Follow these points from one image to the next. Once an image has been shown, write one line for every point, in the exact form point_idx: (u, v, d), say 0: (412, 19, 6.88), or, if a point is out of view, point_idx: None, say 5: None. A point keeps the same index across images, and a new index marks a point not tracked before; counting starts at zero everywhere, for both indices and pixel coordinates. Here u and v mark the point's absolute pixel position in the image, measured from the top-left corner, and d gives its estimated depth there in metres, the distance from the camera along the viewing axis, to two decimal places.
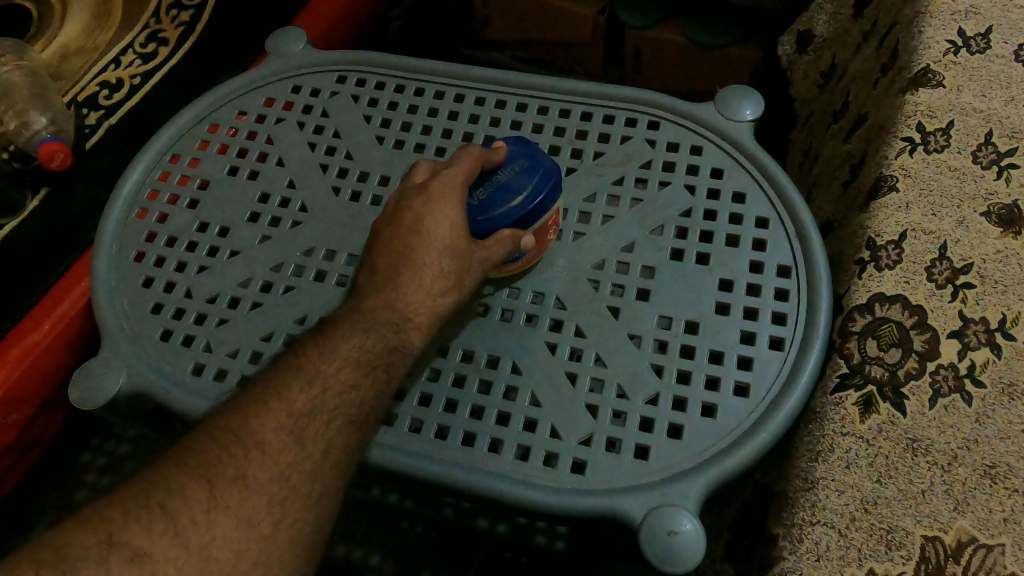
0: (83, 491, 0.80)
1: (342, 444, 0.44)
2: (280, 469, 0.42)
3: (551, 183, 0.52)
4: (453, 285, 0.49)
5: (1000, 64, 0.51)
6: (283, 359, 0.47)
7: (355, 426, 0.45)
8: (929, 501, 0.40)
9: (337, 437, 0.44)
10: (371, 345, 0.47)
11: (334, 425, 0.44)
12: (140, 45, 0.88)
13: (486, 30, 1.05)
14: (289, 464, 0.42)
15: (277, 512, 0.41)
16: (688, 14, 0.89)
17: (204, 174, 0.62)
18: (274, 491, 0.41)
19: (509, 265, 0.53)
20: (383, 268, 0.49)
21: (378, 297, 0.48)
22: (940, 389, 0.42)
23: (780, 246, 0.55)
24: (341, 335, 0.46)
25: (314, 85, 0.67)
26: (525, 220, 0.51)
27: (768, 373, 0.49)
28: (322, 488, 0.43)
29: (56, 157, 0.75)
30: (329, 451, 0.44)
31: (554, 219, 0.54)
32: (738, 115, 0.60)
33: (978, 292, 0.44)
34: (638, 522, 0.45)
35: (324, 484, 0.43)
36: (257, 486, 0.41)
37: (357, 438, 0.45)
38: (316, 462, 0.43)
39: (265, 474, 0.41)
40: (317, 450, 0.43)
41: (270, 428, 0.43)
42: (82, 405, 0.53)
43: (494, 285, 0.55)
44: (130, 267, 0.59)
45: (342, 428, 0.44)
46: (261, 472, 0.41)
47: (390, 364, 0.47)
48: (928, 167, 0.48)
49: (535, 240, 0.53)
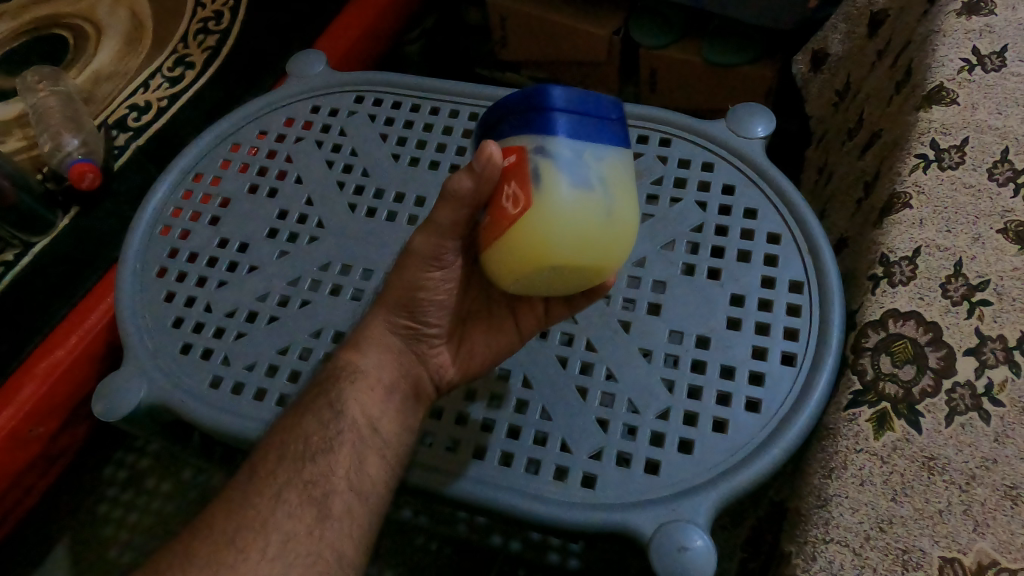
0: (106, 504, 0.81)
1: (366, 470, 0.45)
2: (306, 494, 0.43)
3: (494, 122, 0.44)
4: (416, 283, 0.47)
5: (1016, 82, 0.50)
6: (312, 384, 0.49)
7: (374, 451, 0.46)
8: (947, 521, 0.39)
9: (359, 463, 0.45)
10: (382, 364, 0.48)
11: (352, 449, 0.45)
12: (168, 69, 0.92)
13: (503, 51, 1.06)
14: (316, 486, 0.44)
15: (306, 534, 0.42)
16: (704, 34, 0.90)
17: (225, 192, 0.64)
18: (303, 515, 0.43)
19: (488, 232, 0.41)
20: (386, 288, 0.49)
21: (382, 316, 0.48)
22: (957, 407, 0.41)
23: (792, 261, 0.55)
24: (357, 367, 0.47)
25: (332, 104, 0.69)
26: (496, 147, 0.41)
27: (780, 390, 0.49)
28: (347, 512, 0.44)
29: (86, 177, 0.78)
30: (351, 475, 0.45)
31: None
32: (749, 132, 0.61)
33: (995, 309, 0.43)
34: (649, 538, 0.45)
35: (348, 504, 0.44)
36: (287, 508, 0.43)
37: (382, 462, 0.46)
38: (341, 485, 0.44)
39: (293, 498, 0.43)
40: (341, 474, 0.44)
41: (296, 455, 0.45)
42: (103, 416, 0.54)
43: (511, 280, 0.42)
44: (154, 282, 0.60)
45: (362, 453, 0.45)
46: (291, 497, 0.43)
47: (405, 400, 0.48)
48: (943, 185, 0.48)
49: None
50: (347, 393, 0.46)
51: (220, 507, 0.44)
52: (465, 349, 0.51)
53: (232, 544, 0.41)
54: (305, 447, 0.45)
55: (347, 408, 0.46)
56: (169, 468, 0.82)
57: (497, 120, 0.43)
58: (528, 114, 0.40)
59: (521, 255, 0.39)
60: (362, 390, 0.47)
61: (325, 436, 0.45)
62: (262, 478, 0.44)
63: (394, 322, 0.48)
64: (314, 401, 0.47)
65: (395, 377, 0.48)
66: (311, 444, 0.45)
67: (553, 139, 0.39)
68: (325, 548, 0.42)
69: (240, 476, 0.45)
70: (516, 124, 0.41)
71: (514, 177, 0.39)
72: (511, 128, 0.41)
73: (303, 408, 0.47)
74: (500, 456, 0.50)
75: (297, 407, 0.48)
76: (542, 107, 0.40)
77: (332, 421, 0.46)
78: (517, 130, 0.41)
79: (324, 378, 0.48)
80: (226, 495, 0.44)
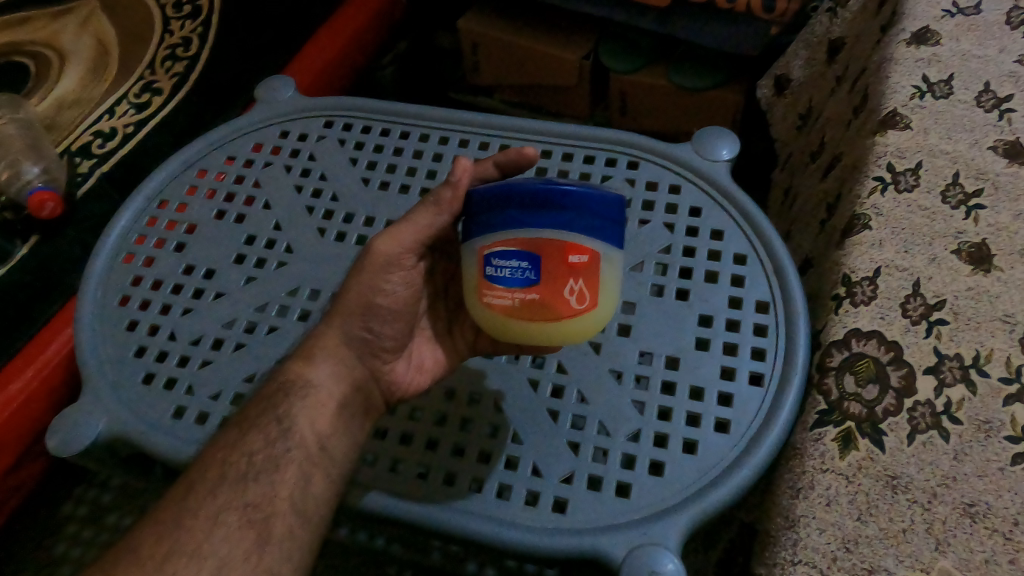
0: (63, 542, 0.78)
1: (311, 490, 0.44)
2: (245, 517, 0.42)
3: (543, 196, 0.40)
4: (382, 302, 0.48)
5: (963, 110, 0.53)
6: (254, 401, 0.47)
7: (322, 469, 0.45)
8: (910, 540, 0.39)
9: (304, 482, 0.44)
10: (337, 387, 0.47)
11: (299, 469, 0.44)
12: (134, 95, 0.91)
13: (474, 76, 1.07)
14: (257, 509, 0.42)
15: (244, 559, 0.41)
16: (671, 59, 0.92)
17: (191, 218, 0.63)
18: (241, 539, 0.41)
19: (498, 293, 0.42)
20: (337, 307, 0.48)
21: (337, 335, 0.48)
22: (918, 425, 0.42)
23: (759, 281, 0.56)
24: (309, 379, 0.47)
25: (301, 129, 0.69)
26: (533, 216, 0.41)
27: (748, 410, 0.50)
28: (288, 533, 0.43)
29: (46, 205, 0.78)
30: (295, 495, 0.44)
31: (539, 256, 0.41)
32: (714, 155, 0.62)
33: (952, 328, 0.44)
34: (619, 562, 0.45)
35: (292, 526, 0.43)
36: (225, 532, 0.41)
37: (326, 482, 0.45)
38: (283, 507, 0.43)
39: (232, 520, 0.42)
40: (285, 495, 0.43)
41: (238, 475, 0.43)
42: (58, 451, 0.52)
43: (491, 329, 0.44)
44: (115, 311, 0.59)
45: (308, 472, 0.45)
46: (230, 519, 0.42)
47: (354, 413, 0.48)
48: (899, 207, 0.49)
49: (526, 258, 0.41)
50: (295, 409, 0.46)
51: (151, 528, 0.42)
52: (414, 365, 0.52)
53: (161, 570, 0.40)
54: (248, 468, 0.44)
55: (294, 423, 0.45)
56: (132, 502, 0.80)
57: (545, 198, 0.40)
58: (597, 215, 0.41)
59: (565, 338, 0.43)
60: (312, 409, 0.46)
61: (271, 454, 0.44)
62: (201, 497, 0.42)
63: (351, 334, 0.48)
64: (261, 415, 0.46)
65: (349, 394, 0.48)
66: (255, 463, 0.44)
67: (610, 249, 0.42)
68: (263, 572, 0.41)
69: (175, 494, 0.43)
70: (582, 220, 0.41)
71: (582, 276, 0.42)
72: (578, 223, 0.41)
73: (249, 422, 0.46)
74: (470, 481, 0.49)
75: (243, 420, 0.46)
76: (607, 214, 0.42)
77: (279, 438, 0.45)
78: (584, 228, 0.41)
79: (274, 390, 0.47)
80: (157, 515, 0.43)
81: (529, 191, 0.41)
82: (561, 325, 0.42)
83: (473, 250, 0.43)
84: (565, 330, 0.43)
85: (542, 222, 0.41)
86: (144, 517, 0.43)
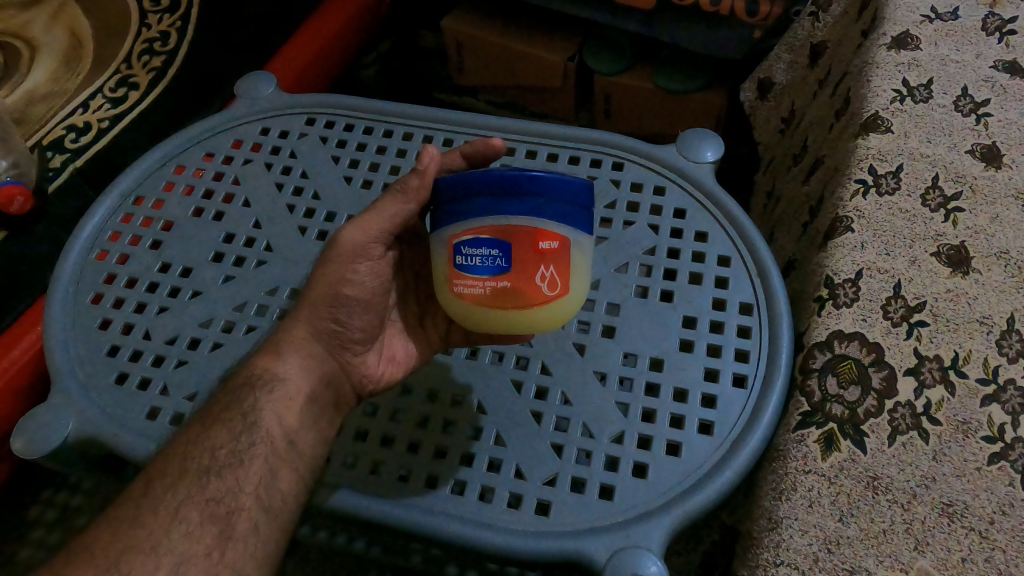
0: (29, 547, 0.75)
1: (277, 484, 0.43)
2: (208, 511, 0.41)
3: (512, 183, 0.41)
4: (350, 292, 0.47)
5: (942, 114, 0.53)
6: (219, 396, 0.46)
7: (289, 464, 0.44)
8: (890, 541, 0.39)
9: (270, 477, 0.43)
10: (309, 383, 0.47)
11: (265, 463, 0.43)
12: (110, 89, 0.90)
13: (459, 76, 1.07)
14: (220, 504, 0.41)
15: (205, 556, 0.40)
16: (656, 60, 0.92)
17: (168, 215, 0.62)
18: (203, 535, 0.40)
19: (467, 281, 0.42)
20: (308, 300, 0.47)
21: (306, 328, 0.47)
22: (899, 426, 0.42)
23: (743, 283, 0.56)
24: (276, 372, 0.46)
25: (282, 127, 0.67)
26: (501, 203, 0.41)
27: (731, 412, 0.50)
28: (252, 530, 0.41)
29: (15, 201, 0.75)
30: (261, 490, 0.43)
31: (509, 243, 0.41)
32: (699, 156, 0.62)
33: (931, 330, 0.45)
34: (602, 565, 0.44)
35: (256, 522, 0.42)
36: (186, 528, 0.40)
37: (294, 478, 0.44)
38: (248, 502, 0.42)
39: (193, 516, 0.41)
40: (250, 490, 0.42)
41: (200, 469, 0.42)
42: (23, 454, 0.50)
43: (462, 320, 0.44)
44: (87, 309, 0.57)
45: (274, 466, 0.44)
46: (191, 514, 0.41)
47: (325, 408, 0.47)
48: (880, 209, 0.50)
49: (496, 245, 0.41)
50: (260, 404, 0.45)
51: (107, 526, 0.41)
52: (386, 356, 0.52)
53: (116, 567, 0.39)
54: (212, 462, 0.43)
55: (260, 417, 0.44)
56: (101, 506, 0.77)
57: (514, 185, 0.40)
58: (566, 201, 0.41)
59: (537, 327, 0.43)
60: (281, 403, 0.45)
61: (235, 448, 0.43)
62: (160, 493, 0.41)
63: (319, 326, 0.48)
64: (224, 410, 0.45)
65: (317, 388, 0.47)
66: (218, 457, 0.43)
67: (580, 234, 0.42)
68: (224, 570, 0.40)
69: (133, 492, 0.42)
70: (552, 207, 0.41)
71: (553, 262, 0.41)
72: (548, 208, 0.41)
73: (212, 417, 0.45)
74: (452, 484, 0.49)
75: (207, 415, 0.45)
76: (577, 200, 0.42)
77: (244, 432, 0.44)
78: (555, 214, 0.41)
79: (239, 383, 0.46)
80: (115, 512, 0.41)
81: (496, 179, 0.41)
82: (532, 312, 0.42)
83: (442, 240, 0.43)
84: (537, 317, 0.42)
85: (511, 209, 0.40)
86: (103, 514, 0.42)
